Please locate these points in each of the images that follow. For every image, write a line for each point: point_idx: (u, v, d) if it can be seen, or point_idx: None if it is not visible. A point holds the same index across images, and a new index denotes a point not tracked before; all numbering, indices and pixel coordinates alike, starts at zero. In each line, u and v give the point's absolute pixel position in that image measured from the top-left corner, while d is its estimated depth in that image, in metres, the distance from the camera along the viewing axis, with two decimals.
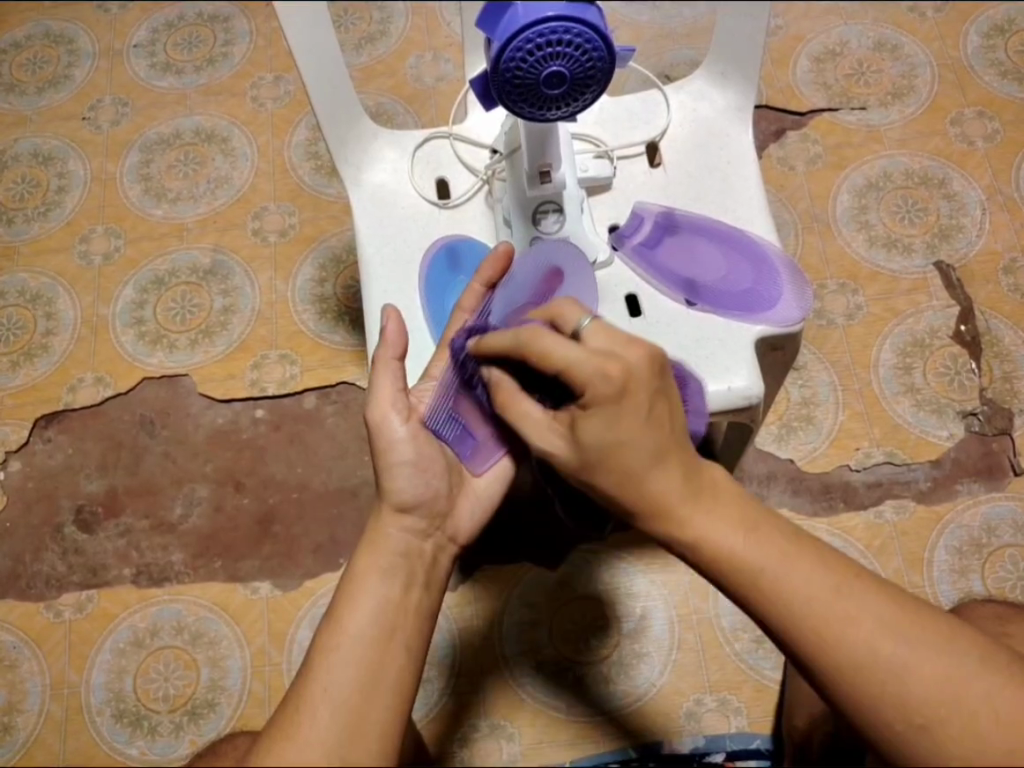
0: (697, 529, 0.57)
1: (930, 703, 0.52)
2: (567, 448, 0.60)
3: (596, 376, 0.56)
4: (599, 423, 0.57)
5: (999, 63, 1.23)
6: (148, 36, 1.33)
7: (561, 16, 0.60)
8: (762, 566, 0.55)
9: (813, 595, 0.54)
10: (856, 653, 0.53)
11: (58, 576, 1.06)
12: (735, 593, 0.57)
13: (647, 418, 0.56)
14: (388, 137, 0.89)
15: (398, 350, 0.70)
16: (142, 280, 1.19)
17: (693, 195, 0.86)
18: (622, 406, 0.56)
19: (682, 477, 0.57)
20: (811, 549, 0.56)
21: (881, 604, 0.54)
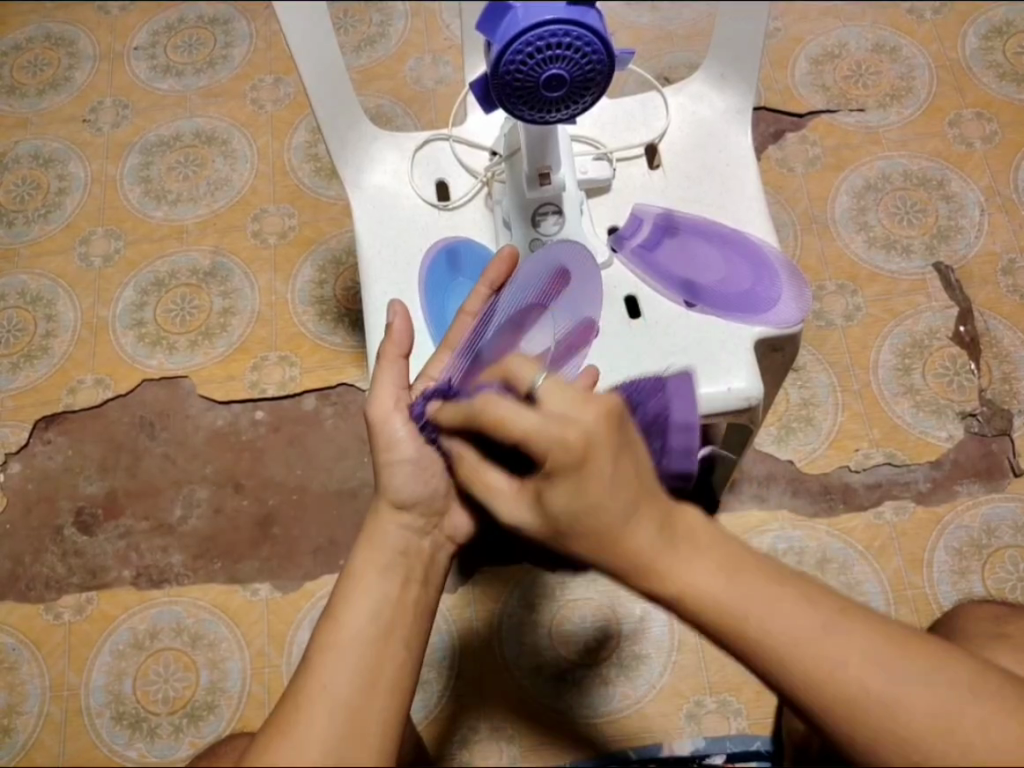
0: (681, 583, 0.53)
1: (923, 730, 0.51)
2: (534, 516, 0.58)
3: (557, 450, 0.53)
4: (563, 493, 0.54)
5: (997, 64, 1.24)
6: (148, 38, 1.33)
7: (560, 19, 0.60)
8: (747, 617, 0.52)
9: (798, 642, 0.51)
10: (846, 688, 0.51)
11: (58, 578, 1.06)
12: (719, 640, 0.53)
13: (615, 479, 0.53)
14: (387, 140, 0.89)
15: (404, 348, 0.70)
16: (142, 282, 1.19)
17: (690, 198, 0.86)
18: (583, 476, 0.53)
19: (659, 526, 0.54)
20: (797, 588, 0.53)
21: (872, 635, 0.52)
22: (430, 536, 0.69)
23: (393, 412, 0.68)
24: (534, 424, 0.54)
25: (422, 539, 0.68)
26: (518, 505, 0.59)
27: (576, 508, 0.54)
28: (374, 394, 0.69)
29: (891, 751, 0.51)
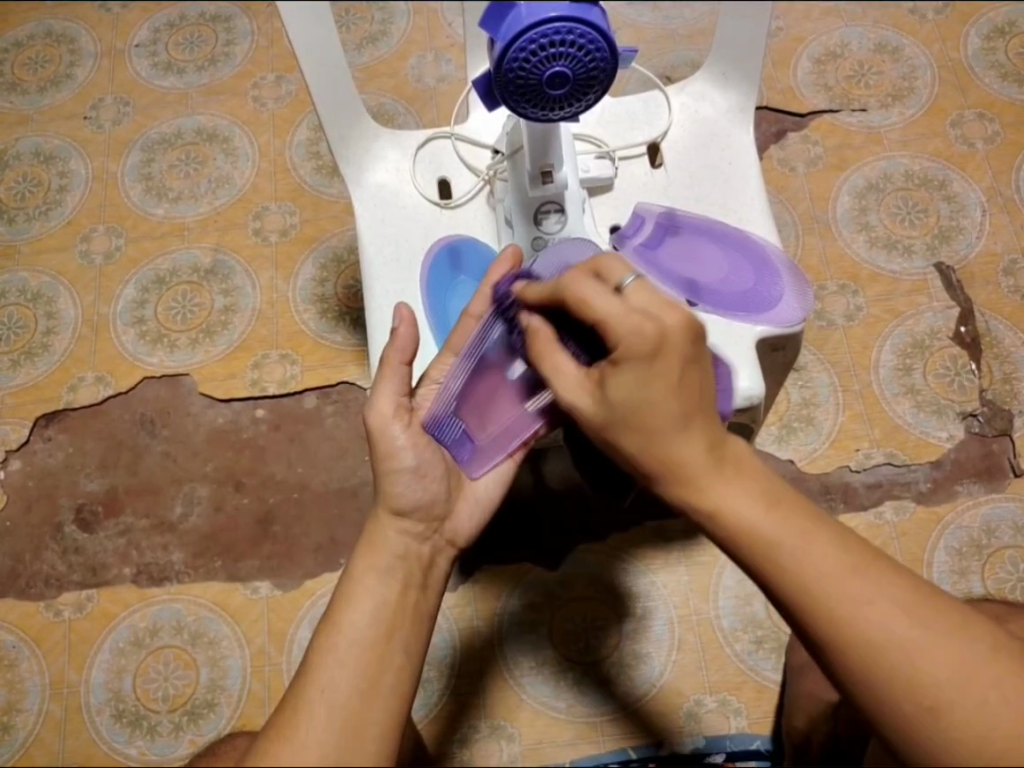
0: (723, 496, 0.56)
1: (939, 684, 0.52)
2: (595, 406, 0.59)
3: (631, 335, 0.55)
4: (630, 380, 0.56)
5: (999, 65, 1.24)
6: (150, 36, 1.33)
7: (564, 17, 0.60)
8: (782, 544, 0.54)
9: (828, 576, 0.54)
10: (868, 632, 0.53)
11: (58, 576, 1.06)
12: (753, 568, 0.56)
13: (677, 380, 0.55)
14: (389, 138, 0.88)
15: (407, 354, 0.68)
16: (142, 280, 1.19)
17: (693, 197, 0.87)
18: (654, 364, 0.55)
19: (708, 445, 0.56)
20: (832, 531, 0.56)
21: (901, 585, 0.54)
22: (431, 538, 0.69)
23: (393, 418, 0.68)
24: (608, 307, 0.57)
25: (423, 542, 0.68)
26: (580, 392, 0.60)
27: (643, 396, 0.56)
28: (376, 399, 0.68)
29: (910, 702, 0.53)
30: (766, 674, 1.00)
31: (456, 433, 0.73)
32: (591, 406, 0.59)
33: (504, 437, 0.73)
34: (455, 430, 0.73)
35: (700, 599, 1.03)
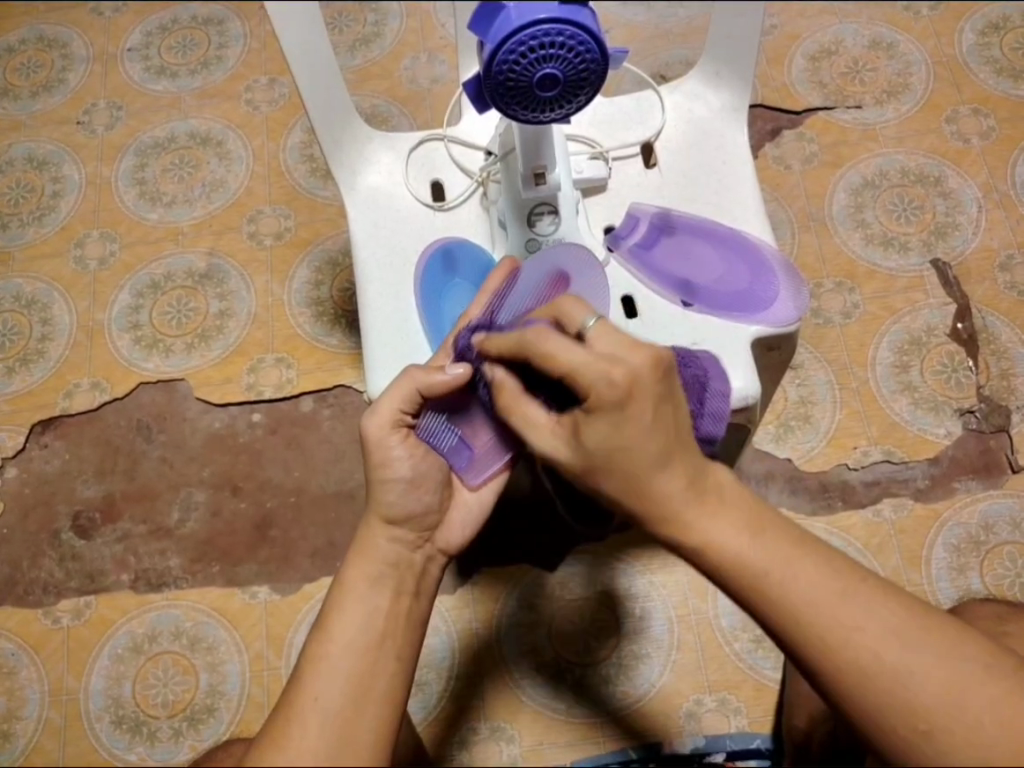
0: (702, 535, 0.55)
1: (929, 705, 0.53)
2: (572, 453, 0.58)
3: (602, 382, 0.55)
4: (603, 428, 0.55)
5: (994, 60, 1.23)
6: (142, 40, 1.32)
7: (553, 19, 0.60)
8: (767, 575, 0.54)
9: (816, 603, 0.54)
10: (858, 658, 0.53)
11: (56, 582, 1.05)
12: (741, 599, 0.56)
13: (649, 428, 0.55)
14: (381, 140, 0.88)
15: (433, 384, 0.68)
16: (137, 285, 1.19)
17: (688, 196, 0.86)
18: (625, 411, 0.54)
19: (687, 480, 0.56)
20: (816, 552, 0.56)
21: (889, 608, 0.54)
22: (424, 546, 0.69)
23: (389, 425, 0.68)
24: (576, 359, 0.56)
25: (415, 551, 0.68)
26: (556, 440, 0.60)
27: (614, 444, 0.55)
28: (376, 407, 0.67)
29: (901, 724, 0.53)
30: (765, 673, 1.00)
31: (452, 439, 0.72)
32: (569, 452, 0.59)
33: (501, 442, 0.73)
34: (451, 436, 0.72)
35: (699, 599, 1.03)
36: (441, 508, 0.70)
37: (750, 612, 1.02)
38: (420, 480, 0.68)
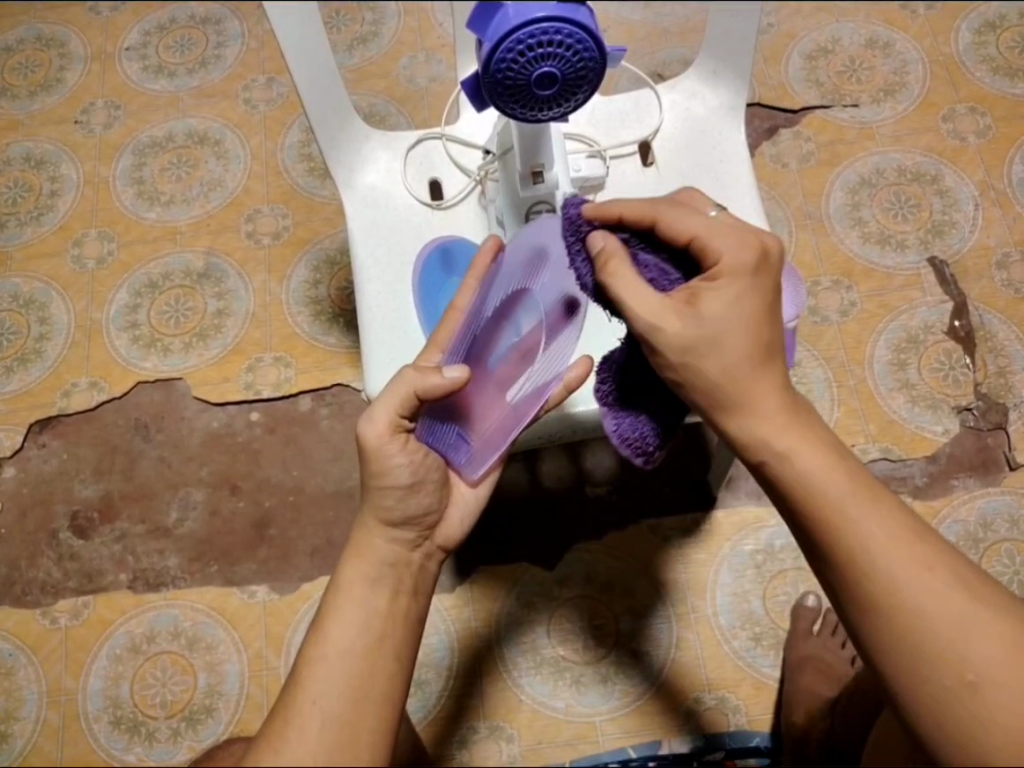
0: (789, 447, 0.57)
1: (984, 659, 0.53)
2: (682, 325, 0.57)
3: (733, 250, 0.58)
4: (726, 293, 0.57)
5: (990, 58, 1.23)
6: (140, 39, 1.32)
7: (550, 17, 0.60)
8: (849, 498, 0.56)
9: (886, 534, 0.55)
10: (917, 601, 0.54)
11: (54, 582, 1.05)
12: (812, 523, 0.57)
13: (766, 305, 0.57)
14: (380, 139, 0.89)
15: (426, 387, 0.65)
16: (135, 285, 1.19)
17: (685, 194, 0.87)
18: (757, 278, 0.57)
19: (781, 389, 0.58)
20: (889, 498, 0.57)
21: (957, 562, 0.56)
22: (423, 543, 0.69)
23: (388, 432, 0.66)
24: (704, 226, 0.60)
25: (414, 548, 0.68)
26: (661, 313, 0.58)
27: (735, 314, 0.57)
28: (372, 412, 0.65)
29: (948, 675, 0.53)
30: (765, 671, 1.00)
31: (450, 437, 0.72)
32: (677, 328, 0.57)
33: (496, 436, 0.71)
34: (450, 433, 0.72)
35: (698, 597, 1.03)
36: (441, 506, 0.70)
37: (749, 610, 1.02)
38: (419, 482, 0.68)
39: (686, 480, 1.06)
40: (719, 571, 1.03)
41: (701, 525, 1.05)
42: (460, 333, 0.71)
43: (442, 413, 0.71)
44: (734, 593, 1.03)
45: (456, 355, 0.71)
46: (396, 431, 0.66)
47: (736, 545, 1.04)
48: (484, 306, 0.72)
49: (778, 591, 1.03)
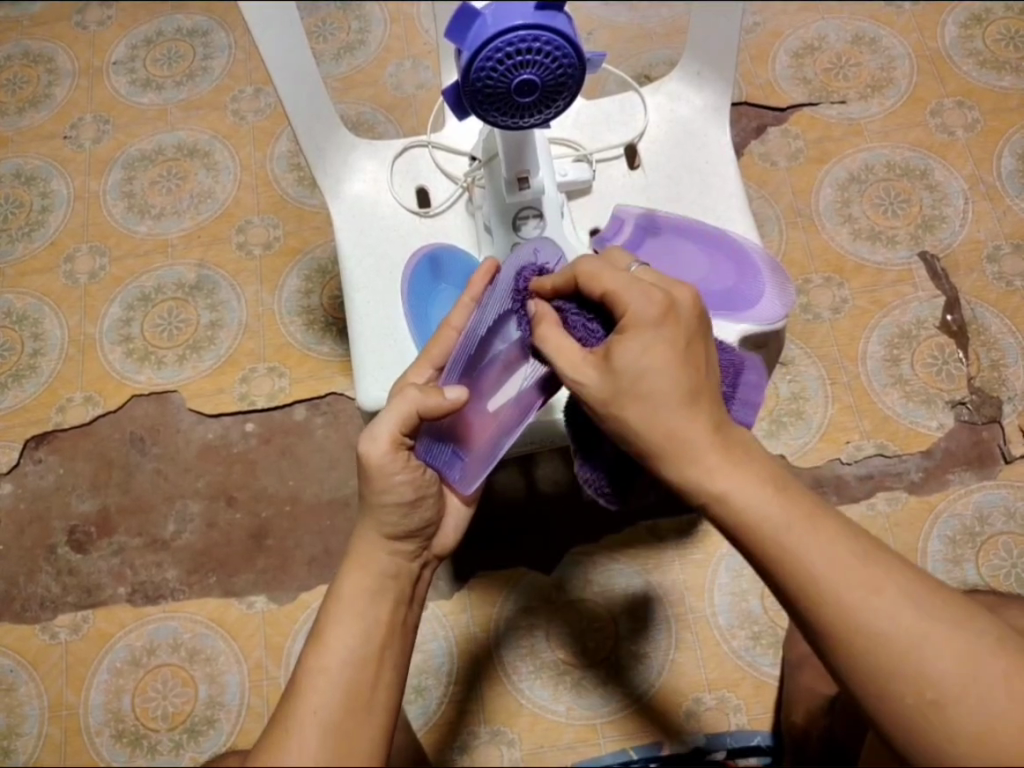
0: (723, 484, 0.57)
1: (944, 675, 0.53)
2: (600, 380, 0.60)
3: (640, 301, 0.59)
4: (635, 345, 0.58)
5: (976, 52, 1.23)
6: (127, 53, 1.28)
7: (529, 25, 0.60)
8: (787, 530, 0.55)
9: (831, 563, 0.54)
10: (869, 628, 0.53)
11: (52, 598, 1.05)
12: (758, 560, 0.57)
13: (678, 352, 0.58)
14: (367, 148, 0.89)
15: (426, 406, 0.66)
16: (127, 298, 1.19)
17: (671, 197, 0.87)
18: (659, 328, 0.58)
19: (713, 427, 0.58)
20: (834, 523, 0.56)
21: (905, 575, 0.55)
22: (421, 553, 0.70)
23: (391, 449, 0.65)
24: (617, 281, 0.61)
25: (414, 559, 0.69)
26: (582, 369, 0.61)
27: (644, 363, 0.58)
28: (376, 429, 0.65)
29: (911, 695, 0.53)
30: (765, 670, 1.00)
31: (445, 455, 0.71)
32: (596, 381, 0.60)
33: (493, 449, 0.71)
34: (445, 451, 0.71)
35: (697, 598, 1.03)
36: (438, 518, 0.71)
37: (748, 609, 1.02)
38: (422, 497, 0.68)
39: None
40: (717, 570, 1.03)
41: (699, 526, 1.05)
42: (458, 354, 0.71)
43: (438, 433, 0.71)
44: (732, 592, 1.03)
45: (453, 375, 0.71)
46: (399, 448, 0.66)
47: None
48: (480, 321, 0.71)
49: None
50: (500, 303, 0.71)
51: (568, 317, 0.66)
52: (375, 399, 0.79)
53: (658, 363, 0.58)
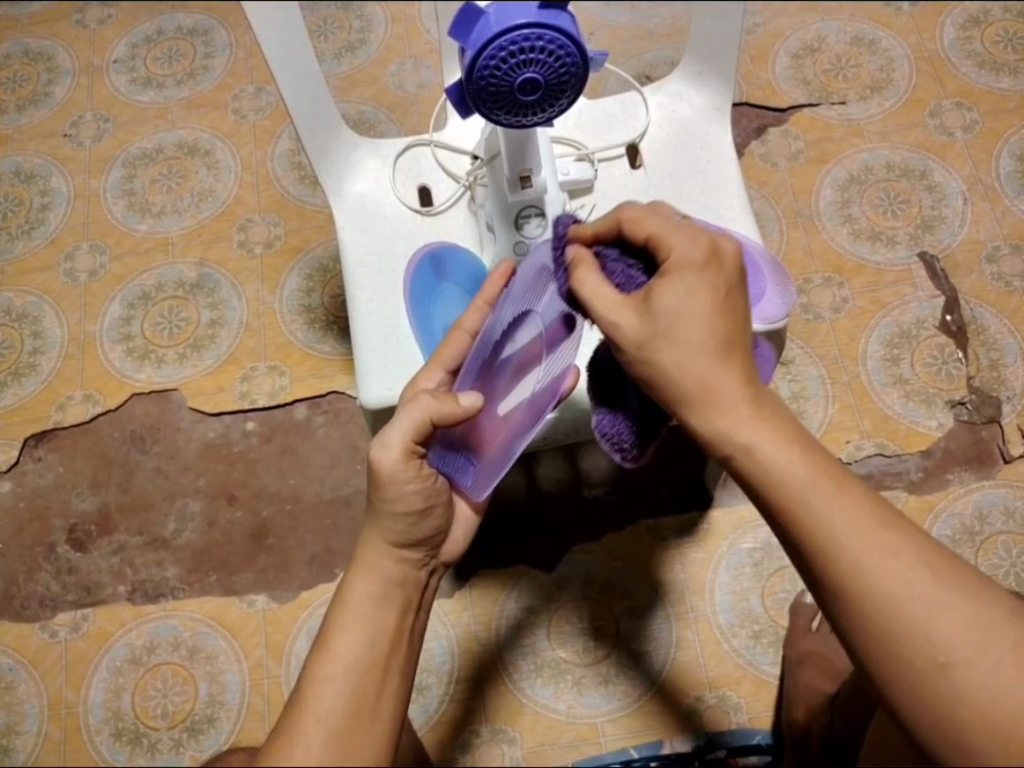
0: (749, 440, 0.56)
1: (954, 646, 0.53)
2: (637, 323, 0.58)
3: (686, 244, 0.58)
4: (678, 288, 0.57)
5: (975, 53, 1.24)
6: (127, 51, 1.30)
7: (531, 23, 0.60)
8: (810, 489, 0.55)
9: (852, 527, 0.54)
10: (883, 591, 0.53)
11: (52, 597, 1.04)
12: (775, 514, 0.56)
13: (719, 298, 0.57)
14: (369, 147, 0.89)
15: (444, 413, 0.66)
16: (128, 297, 1.18)
17: (672, 197, 0.87)
18: (703, 273, 0.57)
19: (745, 381, 0.57)
20: (855, 485, 0.56)
21: (924, 542, 0.55)
22: (429, 562, 0.70)
23: (403, 457, 0.65)
24: (660, 225, 0.60)
25: (421, 567, 0.68)
26: (620, 309, 0.59)
27: (684, 308, 0.56)
28: (386, 437, 0.65)
29: (921, 660, 0.53)
30: (765, 669, 1.00)
31: (458, 461, 0.72)
32: (633, 324, 0.58)
33: (504, 455, 0.71)
34: (458, 458, 0.72)
35: (697, 597, 1.03)
36: (447, 526, 0.71)
37: (748, 608, 1.02)
38: (431, 506, 0.68)
39: (684, 480, 1.07)
40: (718, 569, 1.04)
41: (700, 525, 1.05)
42: (472, 358, 0.71)
43: (451, 440, 0.72)
44: (733, 591, 1.03)
45: (466, 379, 0.71)
46: (412, 457, 0.66)
47: (734, 543, 1.04)
48: (493, 326, 0.71)
49: (777, 588, 1.03)
50: (516, 304, 0.70)
51: (607, 263, 0.63)
52: (378, 398, 0.79)
53: (697, 310, 0.56)
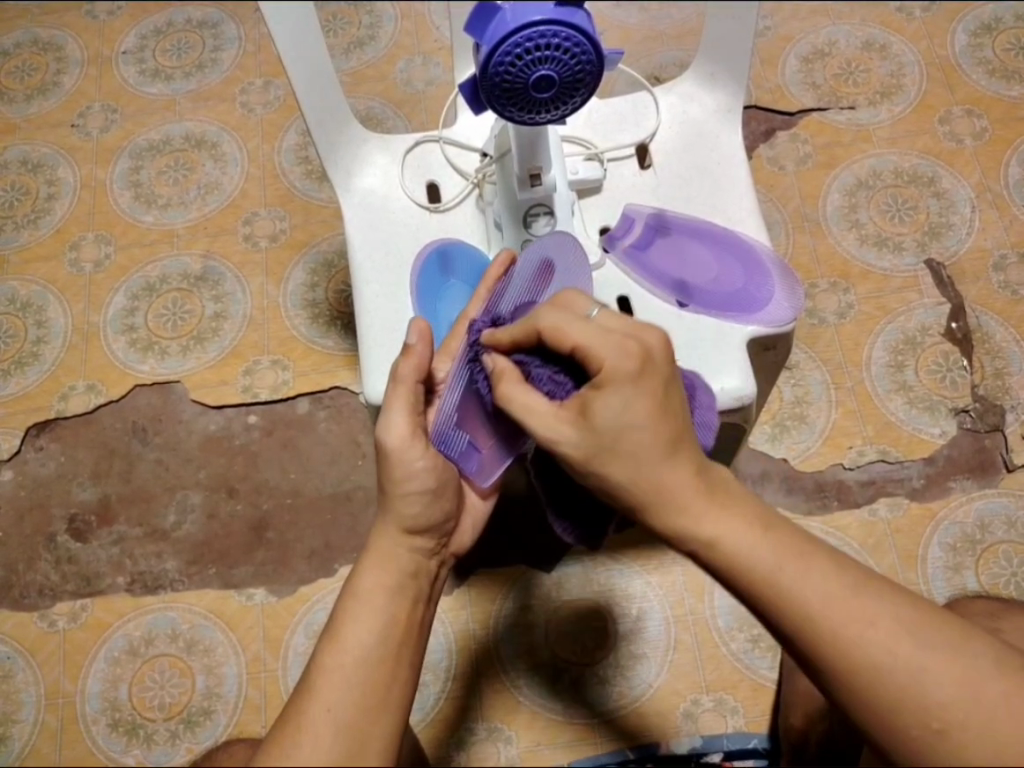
0: (715, 528, 0.57)
1: (945, 706, 0.53)
2: (578, 436, 0.59)
3: (616, 355, 0.57)
4: (615, 402, 0.57)
5: (986, 61, 1.24)
6: (137, 42, 1.31)
7: (548, 20, 0.60)
8: (778, 573, 0.55)
9: (829, 601, 0.54)
10: (868, 655, 0.54)
11: (52, 585, 1.05)
12: (749, 597, 0.57)
13: (658, 402, 0.58)
14: (378, 142, 0.89)
15: (421, 373, 0.67)
16: (132, 288, 1.18)
17: (681, 198, 0.87)
18: (637, 383, 0.57)
19: (695, 470, 0.58)
20: (826, 553, 0.57)
21: (899, 604, 0.55)
22: (440, 551, 0.69)
23: (412, 432, 0.66)
24: (587, 335, 0.59)
25: (432, 556, 0.68)
26: (558, 425, 0.60)
27: (627, 419, 0.57)
28: (391, 420, 0.66)
29: (915, 725, 0.54)
30: (764, 673, 1.00)
31: (462, 444, 0.70)
32: (573, 438, 0.60)
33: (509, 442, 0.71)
34: (462, 440, 0.70)
35: (695, 599, 1.03)
36: (456, 516, 0.71)
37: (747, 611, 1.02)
38: (443, 486, 0.68)
39: None
40: None
41: None
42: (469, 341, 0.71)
43: (457, 420, 0.70)
44: None
45: None
46: (421, 433, 0.67)
47: None
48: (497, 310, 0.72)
49: None
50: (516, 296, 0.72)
51: (532, 372, 0.65)
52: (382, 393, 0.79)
53: (640, 419, 0.57)
